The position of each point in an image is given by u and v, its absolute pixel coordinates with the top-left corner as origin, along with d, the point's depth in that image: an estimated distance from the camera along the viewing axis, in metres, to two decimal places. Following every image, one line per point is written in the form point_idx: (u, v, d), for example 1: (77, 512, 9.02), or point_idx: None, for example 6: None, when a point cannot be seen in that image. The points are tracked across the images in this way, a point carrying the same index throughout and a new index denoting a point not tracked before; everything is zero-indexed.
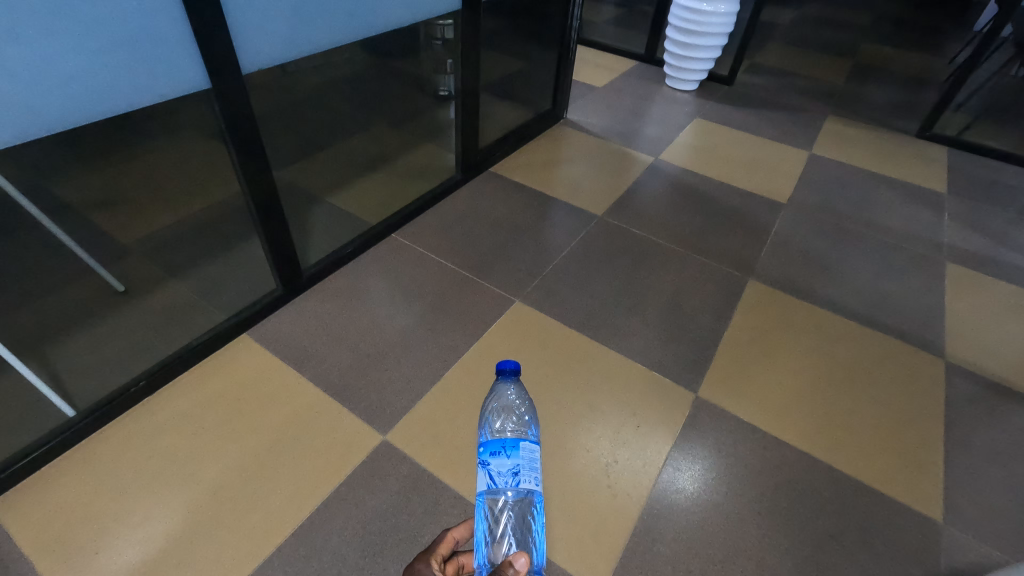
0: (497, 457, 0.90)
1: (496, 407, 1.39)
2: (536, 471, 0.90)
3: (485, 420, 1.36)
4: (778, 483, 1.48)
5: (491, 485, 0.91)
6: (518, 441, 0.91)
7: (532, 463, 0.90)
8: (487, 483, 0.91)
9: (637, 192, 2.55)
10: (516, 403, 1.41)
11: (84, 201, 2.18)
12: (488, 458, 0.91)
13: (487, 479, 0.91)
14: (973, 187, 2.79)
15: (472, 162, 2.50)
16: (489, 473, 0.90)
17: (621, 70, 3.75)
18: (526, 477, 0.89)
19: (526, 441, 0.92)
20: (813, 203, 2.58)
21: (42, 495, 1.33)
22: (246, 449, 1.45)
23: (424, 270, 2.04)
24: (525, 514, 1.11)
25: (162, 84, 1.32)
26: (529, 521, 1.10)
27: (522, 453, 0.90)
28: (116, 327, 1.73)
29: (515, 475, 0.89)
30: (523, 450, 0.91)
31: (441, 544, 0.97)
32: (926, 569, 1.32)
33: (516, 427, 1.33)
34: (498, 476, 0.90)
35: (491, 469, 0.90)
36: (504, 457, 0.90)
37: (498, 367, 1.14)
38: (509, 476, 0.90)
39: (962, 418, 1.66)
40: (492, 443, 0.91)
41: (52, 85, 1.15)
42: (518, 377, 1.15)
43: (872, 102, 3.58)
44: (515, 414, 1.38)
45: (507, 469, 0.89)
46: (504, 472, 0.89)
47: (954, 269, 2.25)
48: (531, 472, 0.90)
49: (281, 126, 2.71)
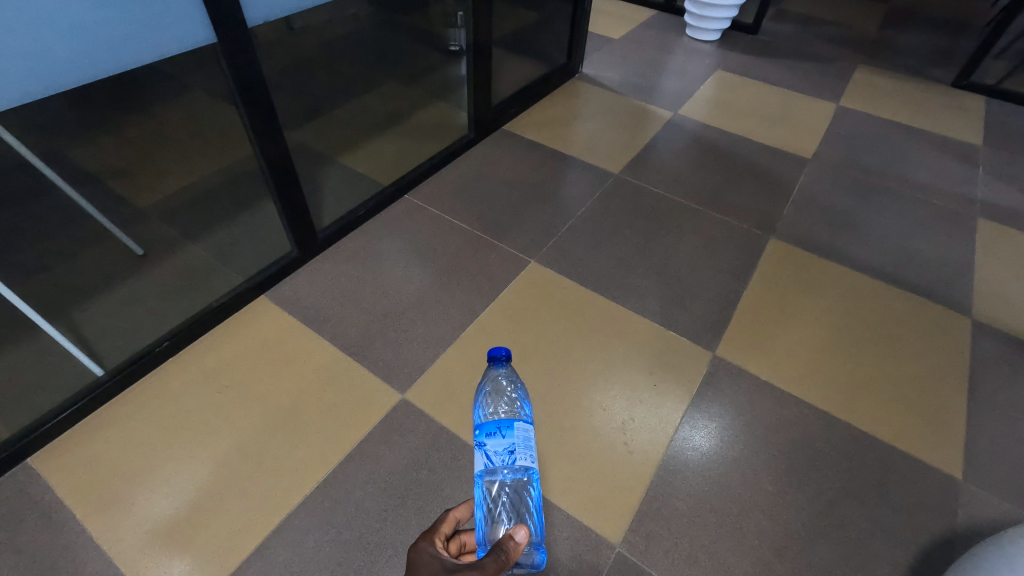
0: (493, 438, 0.93)
1: (488, 390, 1.40)
2: (531, 449, 0.93)
3: (477, 405, 1.38)
4: (797, 440, 1.48)
5: (489, 464, 0.93)
6: (512, 421, 0.94)
7: (527, 441, 0.93)
8: (484, 463, 0.94)
9: (655, 149, 2.47)
10: (506, 385, 1.42)
11: (98, 164, 2.17)
12: (484, 439, 0.93)
13: (484, 459, 0.93)
14: (1009, 139, 2.67)
15: (484, 119, 2.42)
16: (486, 454, 0.93)
17: (639, 20, 3.58)
18: (522, 455, 0.92)
19: (520, 421, 0.95)
20: (840, 158, 2.48)
21: (73, 451, 1.37)
22: (267, 409, 1.47)
23: (438, 230, 2.01)
24: (521, 491, 1.19)
25: (164, 40, 1.26)
26: (525, 497, 1.18)
27: (516, 432, 0.93)
28: (137, 289, 1.75)
29: (511, 453, 0.92)
30: (516, 429, 0.94)
31: (443, 524, 0.95)
32: (944, 523, 1.33)
33: (508, 409, 1.36)
34: (494, 455, 0.92)
35: (487, 449, 0.93)
36: (500, 437, 0.92)
37: (491, 354, 1.25)
38: (506, 455, 0.92)
39: (988, 377, 1.63)
40: (488, 425, 0.94)
41: (47, 46, 1.10)
42: (509, 362, 1.26)
43: (906, 49, 3.40)
44: (506, 397, 1.39)
45: (503, 448, 0.92)
46: (500, 451, 0.91)
47: (987, 224, 2.17)
48: (526, 450, 0.93)
49: (289, 83, 2.64)
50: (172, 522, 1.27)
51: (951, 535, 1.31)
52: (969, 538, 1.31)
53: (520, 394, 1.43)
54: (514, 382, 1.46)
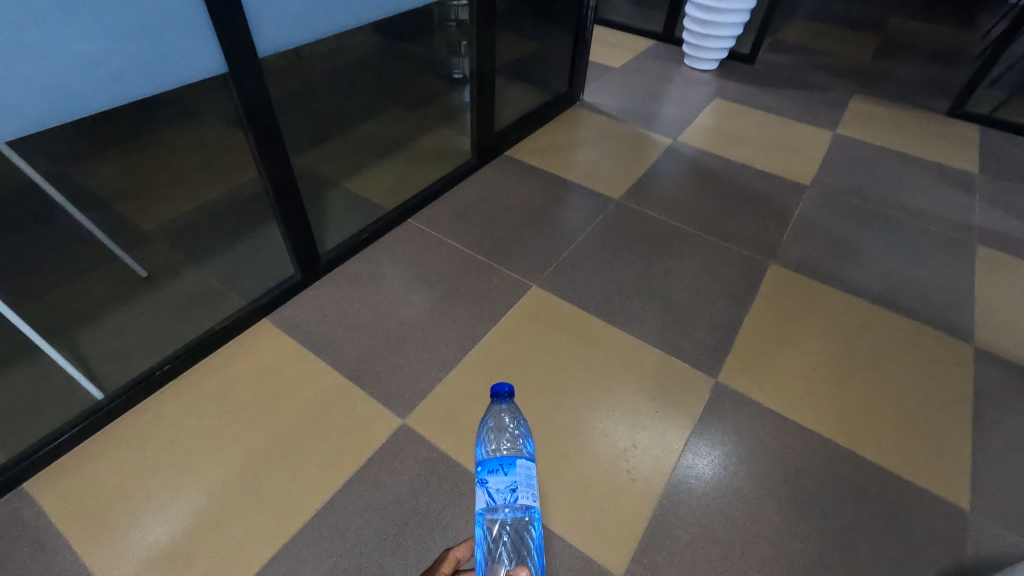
0: (495, 474, 0.93)
1: (491, 425, 1.43)
2: (533, 488, 0.93)
3: (480, 440, 1.38)
4: (801, 468, 1.46)
5: (490, 502, 0.93)
6: (514, 459, 0.95)
7: (529, 479, 0.93)
8: (485, 501, 0.94)
9: (655, 175, 2.50)
10: (508, 422, 1.44)
11: (106, 187, 2.20)
12: (486, 476, 0.93)
13: (485, 497, 0.93)
14: (1004, 167, 2.70)
15: (487, 144, 2.46)
16: (487, 491, 0.93)
17: (638, 49, 3.67)
18: (524, 493, 0.92)
19: (522, 459, 0.95)
20: (838, 185, 2.51)
21: (70, 474, 1.36)
22: (267, 434, 1.46)
23: (440, 255, 2.02)
24: (523, 531, 1.16)
25: (181, 69, 1.30)
26: (526, 537, 1.16)
27: (518, 470, 0.93)
28: (139, 312, 1.75)
29: (513, 491, 0.92)
30: (518, 467, 0.94)
31: (444, 564, 0.92)
32: (952, 556, 1.30)
33: (510, 446, 1.37)
34: (496, 493, 0.92)
35: (489, 487, 0.93)
36: (502, 474, 0.93)
37: (494, 390, 1.25)
38: (508, 492, 0.92)
39: (992, 405, 1.62)
40: (490, 462, 0.95)
41: (66, 75, 1.14)
42: (512, 399, 1.26)
43: (900, 79, 3.48)
44: (508, 434, 1.41)
45: (505, 486, 0.92)
46: (502, 489, 0.92)
47: (985, 252, 2.18)
48: (528, 488, 0.93)
49: (295, 109, 2.69)
50: (167, 549, 1.25)
51: (959, 569, 1.29)
52: (979, 571, 1.28)
53: (523, 431, 1.45)
54: (516, 418, 1.48)
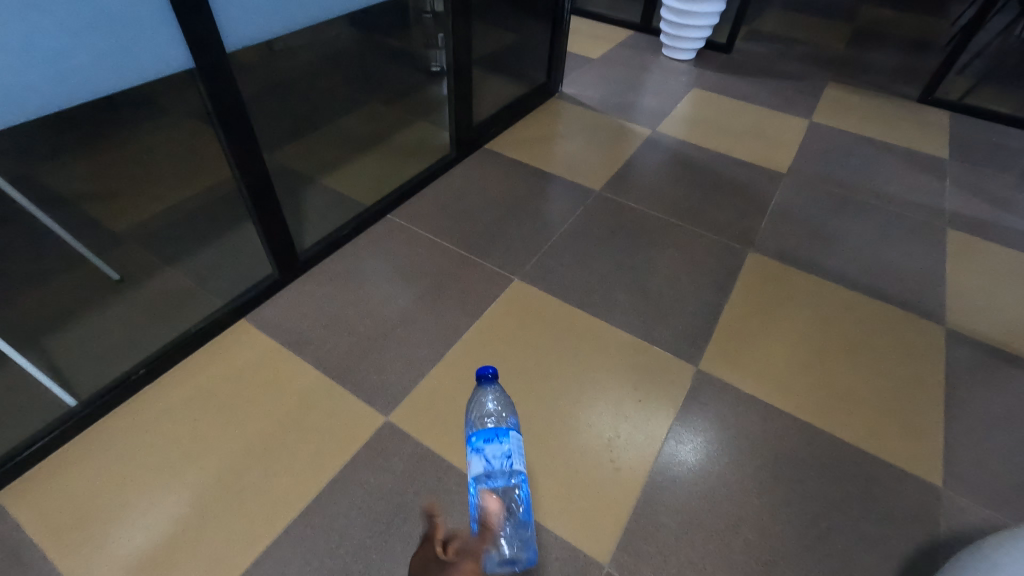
0: (491, 444, 1.19)
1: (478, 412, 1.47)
2: (522, 454, 1.21)
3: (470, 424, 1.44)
4: (781, 452, 1.49)
5: (487, 466, 1.18)
6: (508, 431, 1.21)
7: (519, 449, 1.20)
8: (483, 466, 1.19)
9: (635, 166, 2.51)
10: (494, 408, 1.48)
11: (74, 188, 2.13)
12: (483, 445, 1.19)
13: (483, 462, 1.18)
14: (973, 152, 2.76)
15: (466, 137, 2.44)
16: (485, 457, 1.18)
17: (617, 40, 3.67)
18: (515, 457, 1.19)
19: (513, 431, 1.22)
20: (814, 172, 2.54)
21: (44, 485, 1.32)
22: (249, 436, 1.44)
23: (421, 250, 2.01)
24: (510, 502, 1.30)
25: (145, 66, 1.26)
26: (513, 507, 1.31)
27: (511, 440, 1.20)
28: (112, 316, 1.70)
29: (508, 456, 1.18)
30: (510, 438, 1.21)
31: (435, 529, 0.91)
32: (927, 532, 1.34)
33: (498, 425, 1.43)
34: (493, 459, 1.18)
35: (487, 454, 1.18)
36: (498, 443, 1.19)
37: (479, 374, 1.38)
38: (503, 458, 1.18)
39: (963, 384, 1.67)
40: (488, 434, 1.20)
41: (19, 69, 1.08)
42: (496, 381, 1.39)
43: (873, 66, 3.53)
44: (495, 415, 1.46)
45: (501, 453, 1.18)
46: (499, 455, 1.18)
47: (955, 235, 2.23)
48: (518, 455, 1.20)
49: (269, 104, 2.64)
50: (147, 556, 1.22)
51: (933, 544, 1.32)
52: (951, 545, 1.32)
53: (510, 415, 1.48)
54: (505, 408, 1.50)
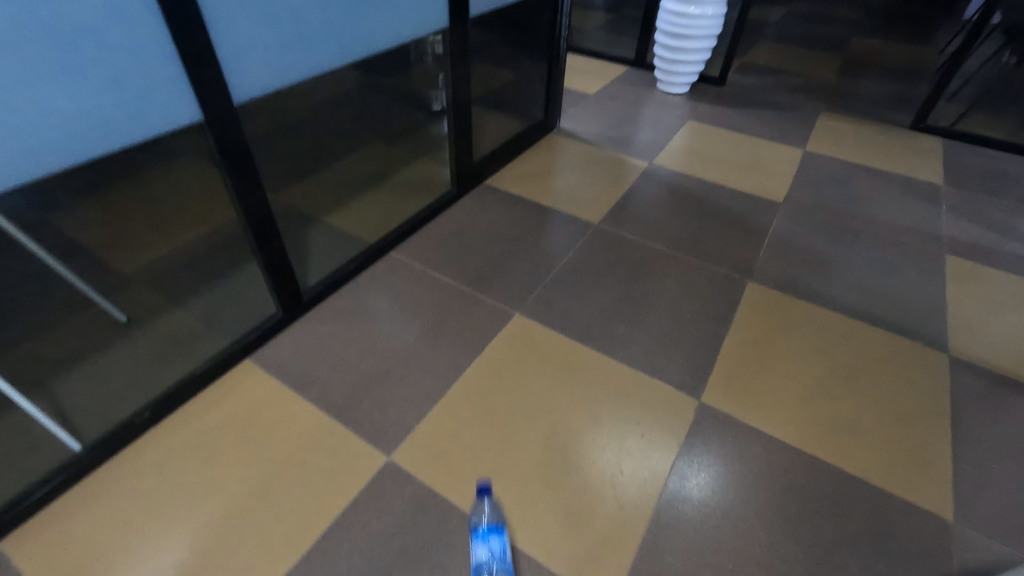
0: (493, 535, 1.29)
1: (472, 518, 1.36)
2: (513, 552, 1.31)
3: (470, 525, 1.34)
4: (787, 486, 1.47)
5: (490, 554, 1.25)
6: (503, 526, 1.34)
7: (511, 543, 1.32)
8: (485, 554, 1.26)
9: (633, 198, 2.55)
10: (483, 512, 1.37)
11: (85, 232, 2.19)
12: (488, 534, 1.29)
13: (486, 550, 1.26)
14: (968, 178, 2.80)
15: (466, 174, 2.49)
16: (490, 543, 1.27)
17: (613, 75, 3.77)
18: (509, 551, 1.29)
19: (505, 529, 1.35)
20: (810, 201, 2.57)
21: (47, 532, 1.32)
22: (252, 478, 1.44)
23: (423, 286, 2.03)
24: None
25: (158, 120, 1.31)
26: None
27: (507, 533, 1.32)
28: (119, 358, 1.73)
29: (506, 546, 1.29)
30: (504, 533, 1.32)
31: None
32: (939, 569, 1.31)
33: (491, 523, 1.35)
34: (495, 547, 1.27)
35: (490, 542, 1.27)
36: (498, 534, 1.30)
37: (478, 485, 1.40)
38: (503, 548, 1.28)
39: (969, 413, 1.66)
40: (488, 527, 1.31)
41: (40, 129, 1.11)
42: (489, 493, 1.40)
43: (864, 95, 3.61)
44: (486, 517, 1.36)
45: (501, 542, 1.29)
46: (501, 543, 1.28)
47: (954, 261, 2.24)
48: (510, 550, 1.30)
49: (275, 146, 2.72)
50: None
51: None
52: None
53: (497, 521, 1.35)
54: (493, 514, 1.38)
